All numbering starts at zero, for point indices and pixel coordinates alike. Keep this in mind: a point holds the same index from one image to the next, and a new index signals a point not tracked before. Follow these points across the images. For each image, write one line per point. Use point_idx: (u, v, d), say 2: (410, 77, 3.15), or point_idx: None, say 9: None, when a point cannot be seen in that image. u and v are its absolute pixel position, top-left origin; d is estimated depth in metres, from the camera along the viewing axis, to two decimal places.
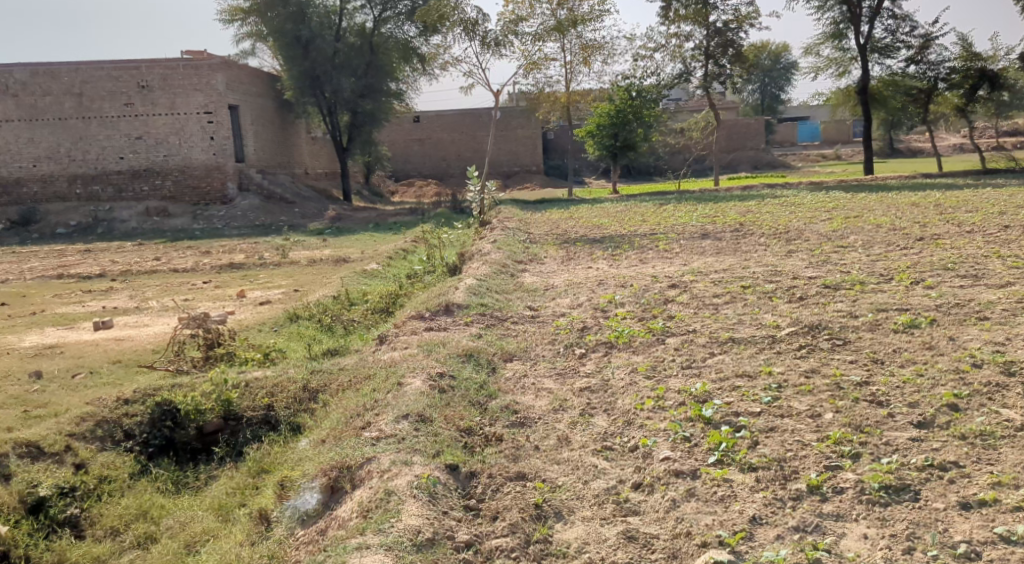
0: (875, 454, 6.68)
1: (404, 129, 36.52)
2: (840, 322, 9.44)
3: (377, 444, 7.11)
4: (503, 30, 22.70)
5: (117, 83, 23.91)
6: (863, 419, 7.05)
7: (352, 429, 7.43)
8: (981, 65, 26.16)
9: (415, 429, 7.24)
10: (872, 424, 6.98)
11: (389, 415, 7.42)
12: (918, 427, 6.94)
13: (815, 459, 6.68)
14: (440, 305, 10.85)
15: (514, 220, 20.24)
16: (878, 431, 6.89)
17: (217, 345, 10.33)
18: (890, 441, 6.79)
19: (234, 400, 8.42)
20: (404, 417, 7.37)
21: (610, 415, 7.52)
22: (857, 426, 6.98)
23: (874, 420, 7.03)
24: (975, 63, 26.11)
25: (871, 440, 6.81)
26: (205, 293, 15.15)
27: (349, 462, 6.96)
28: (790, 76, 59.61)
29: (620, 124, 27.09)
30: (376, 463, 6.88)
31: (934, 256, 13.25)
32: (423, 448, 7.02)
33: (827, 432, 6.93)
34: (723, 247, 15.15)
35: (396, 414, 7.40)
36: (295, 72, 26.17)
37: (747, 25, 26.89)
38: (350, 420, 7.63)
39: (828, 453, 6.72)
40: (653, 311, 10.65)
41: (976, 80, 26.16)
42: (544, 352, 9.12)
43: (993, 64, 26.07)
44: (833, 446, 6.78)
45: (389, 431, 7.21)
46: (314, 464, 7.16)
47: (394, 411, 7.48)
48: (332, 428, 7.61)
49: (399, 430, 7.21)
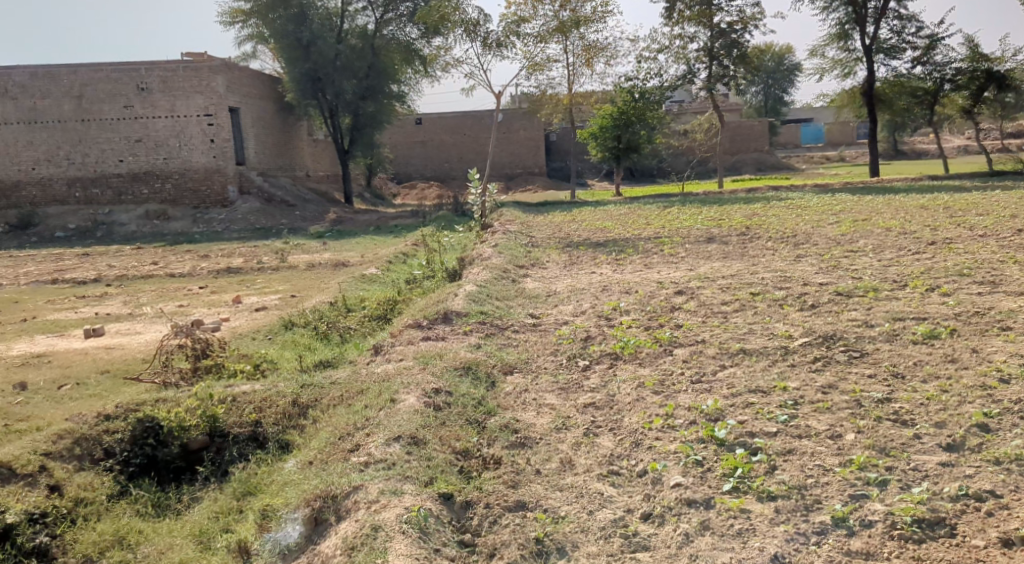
0: (903, 481, 6.29)
1: (406, 131, 36.16)
2: (855, 332, 9.02)
3: (366, 470, 6.70)
4: (505, 31, 22.30)
5: (117, 86, 23.52)
6: (886, 441, 6.65)
7: (341, 452, 7.03)
8: (988, 66, 25.74)
9: (407, 453, 6.84)
10: (897, 447, 6.58)
11: (380, 437, 7.01)
12: (947, 450, 6.54)
13: (838, 487, 6.28)
14: (439, 313, 10.45)
15: (515, 224, 19.84)
16: (905, 455, 6.50)
17: (206, 356, 9.90)
18: (918, 466, 6.40)
19: (220, 416, 8.00)
20: (396, 439, 6.96)
21: (616, 435, 7.11)
22: (881, 449, 6.58)
23: (899, 442, 6.63)
24: (981, 64, 25.69)
25: (897, 465, 6.42)
26: (201, 298, 14.75)
27: (337, 490, 6.56)
28: (793, 78, 59.22)
29: (623, 126, 26.71)
30: (364, 492, 6.47)
31: (948, 261, 12.82)
32: (417, 475, 6.62)
33: (850, 456, 6.53)
34: (730, 252, 14.73)
35: (388, 436, 6.98)
36: (296, 75, 25.76)
37: (752, 26, 26.49)
38: (339, 441, 7.21)
39: (853, 480, 6.32)
40: (660, 319, 10.23)
41: (982, 81, 25.74)
42: (546, 364, 8.71)
43: (1000, 65, 25.64)
44: (857, 472, 6.38)
45: (380, 456, 6.80)
46: (298, 492, 6.73)
47: (386, 431, 7.07)
48: (322, 449, 7.21)
49: (390, 454, 6.81)
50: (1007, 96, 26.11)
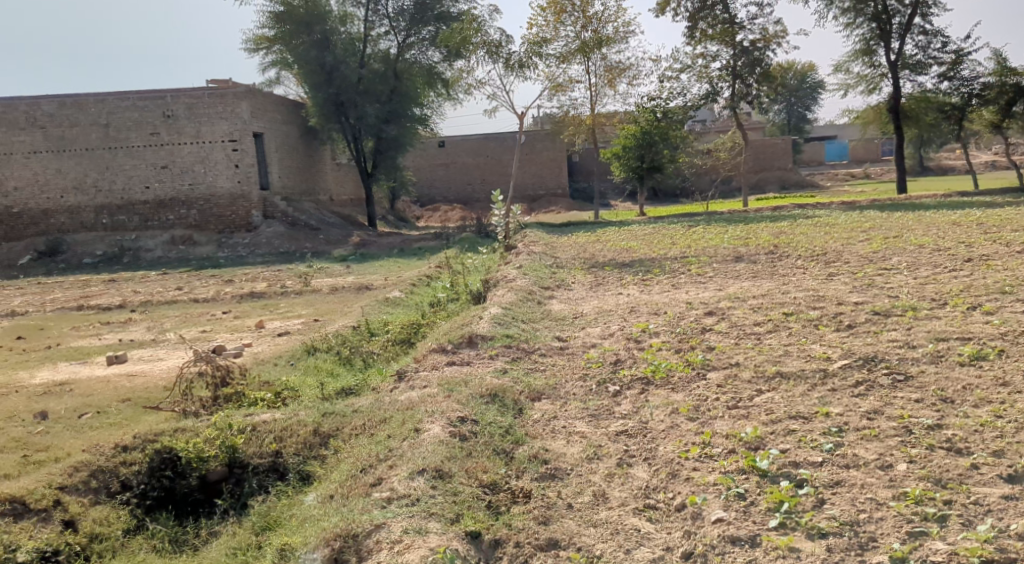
0: (964, 517, 5.96)
1: (428, 154, 36.06)
2: (897, 354, 8.65)
3: (389, 507, 6.41)
4: (527, 52, 22.09)
5: (143, 113, 23.54)
6: (941, 471, 6.30)
7: (362, 486, 6.73)
8: (1017, 79, 25.14)
9: (431, 488, 6.55)
10: (954, 479, 6.23)
11: (403, 470, 6.72)
12: (1009, 482, 6.20)
13: (893, 523, 5.96)
14: (463, 337, 10.16)
15: (539, 244, 19.58)
16: (964, 488, 6.16)
17: (227, 384, 9.63)
18: (979, 501, 6.06)
19: (239, 446, 7.70)
20: (420, 473, 6.67)
21: (651, 466, 6.78)
22: (937, 480, 6.24)
23: (955, 473, 6.28)
24: (1009, 78, 25.12)
25: (956, 499, 6.08)
26: (225, 324, 14.55)
27: (359, 528, 6.27)
28: (816, 96, 58.82)
29: (647, 146, 26.42)
30: (386, 531, 6.20)
31: (986, 278, 12.43)
32: (443, 512, 6.34)
33: (904, 489, 6.18)
34: (759, 271, 14.39)
35: (411, 469, 6.69)
36: (319, 99, 25.72)
37: (775, 43, 26.16)
38: (359, 474, 6.92)
39: (909, 516, 5.99)
40: (691, 341, 9.89)
41: (1011, 95, 25.10)
42: (574, 390, 8.38)
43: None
44: (914, 507, 6.05)
45: (403, 491, 6.51)
46: (317, 529, 6.44)
47: (410, 464, 6.77)
48: (343, 483, 6.92)
49: (414, 489, 6.52)
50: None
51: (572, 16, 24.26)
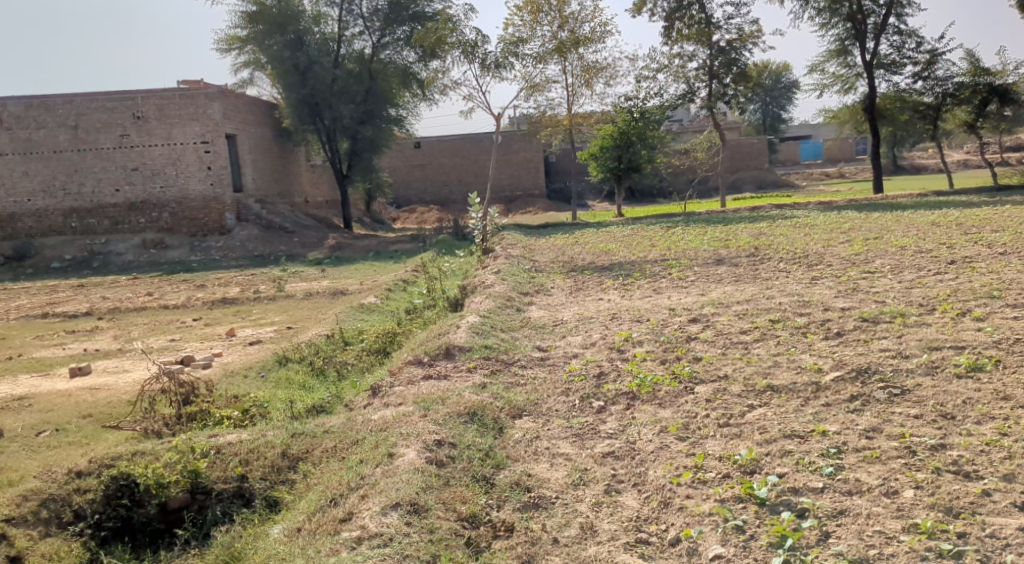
0: (980, 553, 5.61)
1: (405, 155, 35.59)
2: (891, 365, 8.31)
3: (359, 548, 5.98)
4: (503, 52, 21.66)
5: (112, 114, 22.97)
6: (951, 498, 5.96)
7: (330, 522, 6.31)
8: (989, 79, 25.03)
9: (406, 524, 6.14)
10: (966, 508, 5.89)
11: (375, 505, 6.30)
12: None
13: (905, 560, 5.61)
14: (441, 347, 9.74)
15: (517, 247, 19.19)
16: (978, 518, 5.82)
17: (192, 401, 9.08)
18: (996, 533, 5.72)
19: (202, 471, 7.23)
20: (393, 507, 6.25)
21: (641, 493, 6.42)
22: (949, 509, 5.90)
23: (969, 501, 5.94)
24: (982, 78, 25.00)
25: (971, 532, 5.74)
26: (195, 332, 14.05)
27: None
28: (792, 95, 58.83)
29: (624, 147, 26.11)
30: None
31: (972, 281, 12.15)
32: (417, 554, 5.94)
33: (914, 520, 5.83)
34: (741, 274, 14.06)
35: (384, 503, 6.27)
36: (293, 100, 25.29)
37: (751, 43, 25.90)
38: (329, 507, 6.50)
39: (923, 552, 5.64)
40: (677, 351, 9.51)
41: (984, 95, 24.94)
42: (557, 406, 7.98)
43: (1001, 78, 24.92)
44: (926, 542, 5.70)
45: (375, 529, 6.09)
46: None
47: (382, 497, 6.35)
48: (312, 516, 6.49)
49: (387, 526, 6.10)
50: (1009, 110, 25.45)
51: (549, 16, 23.89)
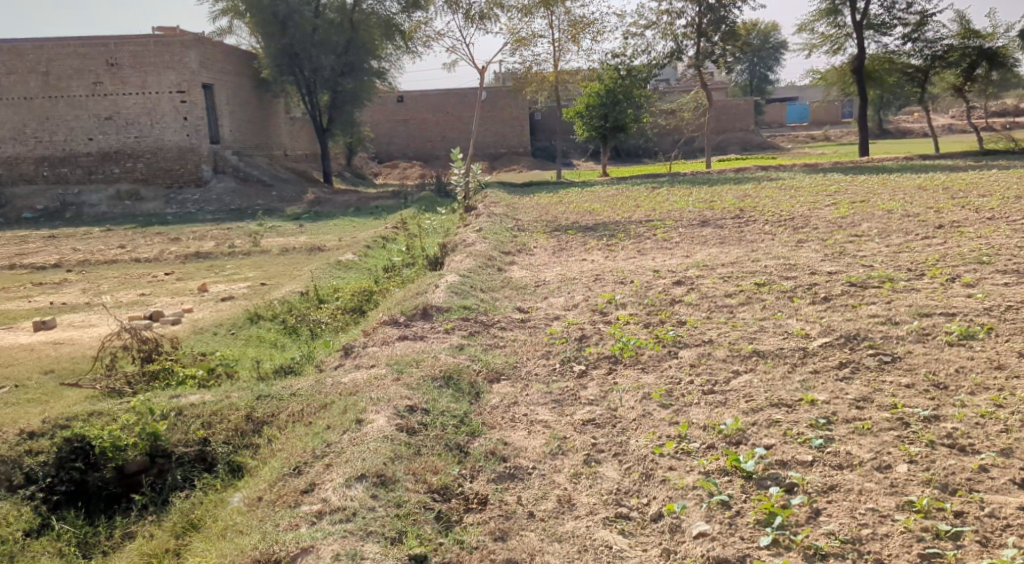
0: (979, 534, 5.34)
1: (387, 109, 34.99)
2: (880, 332, 8.06)
3: (319, 524, 5.67)
4: (489, 4, 21.15)
5: (85, 61, 22.31)
6: (946, 474, 5.73)
7: (291, 493, 6.01)
8: (978, 42, 24.76)
9: (371, 497, 5.83)
10: (963, 485, 5.65)
11: (339, 476, 5.99)
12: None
13: (901, 541, 5.34)
14: (417, 308, 9.40)
15: (500, 205, 18.80)
16: (976, 496, 5.57)
17: (155, 358, 8.72)
18: (995, 513, 5.46)
19: (161, 433, 6.92)
20: (358, 479, 5.94)
21: (621, 463, 6.17)
22: (944, 485, 5.66)
23: (965, 477, 5.71)
24: (971, 41, 24.71)
25: (969, 511, 5.49)
26: (165, 287, 13.66)
27: (284, 551, 5.52)
28: (779, 57, 58.37)
29: (610, 105, 25.65)
30: (315, 556, 5.44)
31: (961, 246, 11.92)
32: (382, 530, 5.62)
33: (909, 498, 5.58)
34: (727, 236, 13.78)
35: (348, 475, 5.96)
36: (272, 49, 24.59)
37: (741, 1, 25.43)
38: (292, 476, 6.19)
39: (919, 533, 5.37)
40: (660, 314, 9.21)
41: (973, 58, 24.69)
42: (536, 369, 7.69)
43: (991, 42, 24.66)
44: (922, 522, 5.44)
45: (338, 503, 5.77)
46: (239, 544, 5.68)
47: (347, 467, 6.05)
48: (273, 485, 6.18)
49: (350, 500, 5.78)
50: (997, 73, 25.20)
51: None
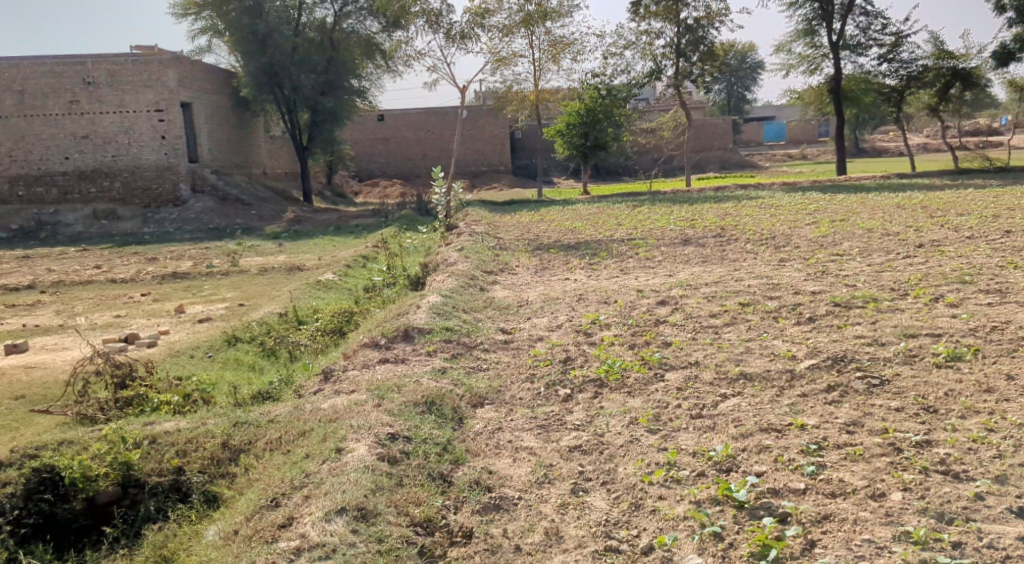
0: None
1: (367, 128, 34.85)
2: (867, 354, 7.94)
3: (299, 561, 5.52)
4: (469, 23, 21.09)
5: (61, 79, 22.07)
6: (942, 503, 5.67)
7: (269, 528, 5.84)
8: (953, 63, 24.76)
9: (352, 532, 5.68)
10: (959, 514, 5.59)
11: (318, 510, 5.83)
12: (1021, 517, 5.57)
13: None
14: (398, 329, 9.24)
15: (480, 224, 18.67)
16: (973, 526, 5.51)
17: (130, 383, 8.50)
18: (993, 544, 5.39)
19: (134, 462, 6.72)
20: (338, 512, 5.79)
21: (610, 493, 6.04)
22: (940, 515, 5.60)
23: (961, 506, 5.64)
24: (945, 62, 24.74)
25: (966, 542, 5.42)
26: (142, 308, 13.43)
27: None
28: (757, 76, 58.71)
29: (591, 124, 25.62)
30: None
31: (942, 265, 11.87)
32: None
33: (905, 529, 5.51)
34: (709, 255, 13.70)
35: (328, 509, 5.80)
36: (250, 69, 24.39)
37: (719, 22, 25.50)
38: (268, 509, 6.01)
39: None
40: (645, 335, 9.08)
41: (947, 79, 24.79)
42: (520, 393, 7.54)
43: (964, 62, 24.73)
44: (919, 553, 5.36)
45: (318, 539, 5.62)
46: None
47: (326, 500, 5.89)
48: (250, 519, 6.01)
49: (331, 536, 5.62)
50: (971, 93, 25.35)
51: None
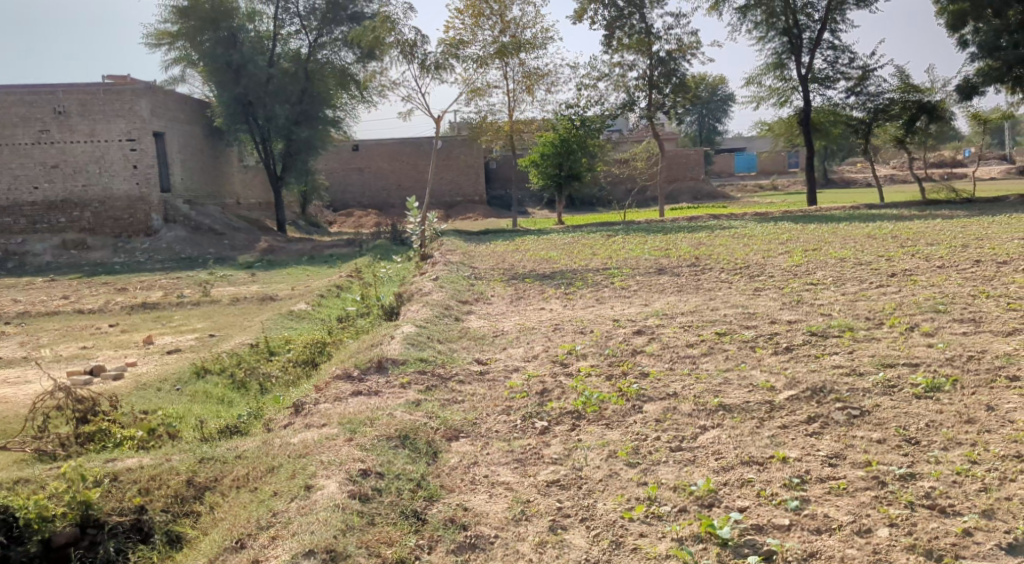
0: None
1: (341, 157, 34.70)
2: (846, 385, 7.80)
3: None
4: (444, 54, 21.05)
5: (32, 109, 21.83)
6: (929, 539, 5.64)
7: None
8: (919, 97, 25.09)
9: None
10: (948, 550, 5.56)
11: (286, 553, 5.64)
12: (1010, 553, 5.55)
13: None
14: (372, 361, 9.05)
15: (455, 253, 18.53)
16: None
17: (92, 419, 8.27)
18: None
19: (93, 501, 6.48)
20: (307, 555, 5.61)
21: (589, 530, 5.91)
22: (929, 551, 5.57)
23: (950, 541, 5.62)
24: (911, 95, 25.04)
25: None
26: (110, 339, 13.15)
27: None
28: (727, 108, 59.27)
29: (565, 154, 25.61)
30: None
31: (916, 294, 11.86)
32: None
33: None
34: (684, 284, 13.63)
35: (296, 552, 5.62)
36: (224, 99, 24.21)
37: (691, 54, 25.68)
38: (232, 552, 5.81)
39: None
40: (622, 366, 8.95)
41: (914, 112, 24.98)
42: (496, 427, 7.36)
43: (930, 96, 25.00)
44: None
45: None
46: None
47: (294, 542, 5.71)
48: (215, 562, 5.82)
49: None
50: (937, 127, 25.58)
51: (490, 20, 23.38)
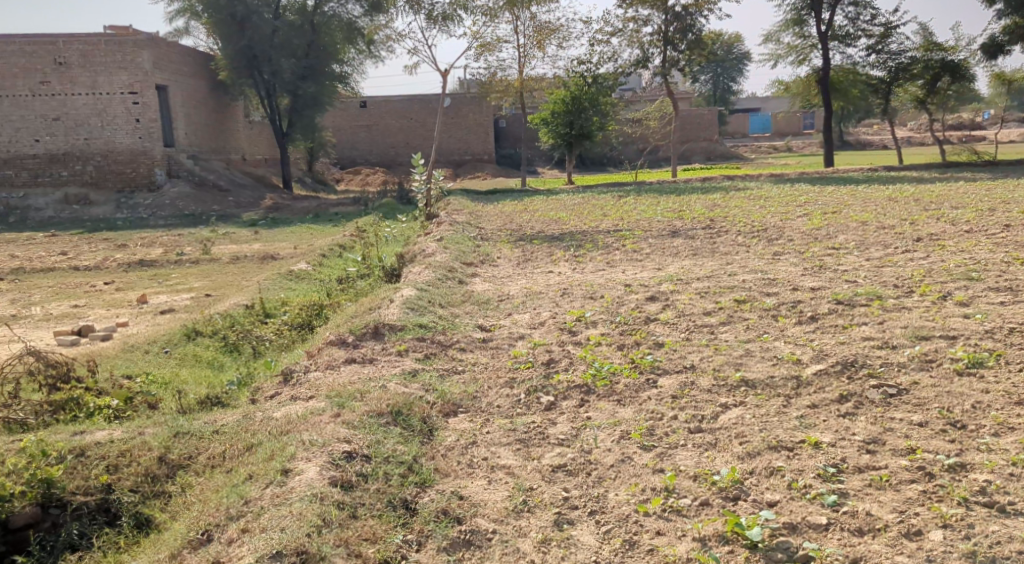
0: None
1: (349, 114, 33.92)
2: (879, 358, 7.14)
3: None
4: (452, 5, 20.22)
5: (32, 59, 21.08)
6: (990, 545, 5.05)
7: None
8: (942, 55, 24.13)
9: None
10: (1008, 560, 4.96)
11: (252, 553, 5.07)
12: None
13: None
14: (368, 326, 8.41)
15: (462, 213, 17.84)
16: None
17: (66, 385, 7.70)
18: None
19: (56, 479, 5.94)
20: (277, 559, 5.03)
21: (599, 526, 5.35)
22: (987, 558, 4.98)
23: (1009, 546, 5.04)
24: (934, 54, 24.08)
25: None
26: (102, 298, 12.55)
27: None
28: (743, 67, 58.07)
29: (576, 112, 24.78)
30: None
31: (945, 261, 11.16)
32: None
33: None
34: (699, 247, 12.96)
35: (264, 555, 5.04)
36: (230, 51, 23.51)
37: (708, 9, 24.74)
38: (202, 545, 5.29)
39: None
40: (635, 335, 8.29)
41: (937, 71, 24.00)
42: (498, 401, 6.75)
43: (954, 55, 24.02)
44: None
45: None
46: None
47: (266, 538, 5.14)
48: (177, 557, 5.26)
49: None
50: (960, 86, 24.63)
51: None
